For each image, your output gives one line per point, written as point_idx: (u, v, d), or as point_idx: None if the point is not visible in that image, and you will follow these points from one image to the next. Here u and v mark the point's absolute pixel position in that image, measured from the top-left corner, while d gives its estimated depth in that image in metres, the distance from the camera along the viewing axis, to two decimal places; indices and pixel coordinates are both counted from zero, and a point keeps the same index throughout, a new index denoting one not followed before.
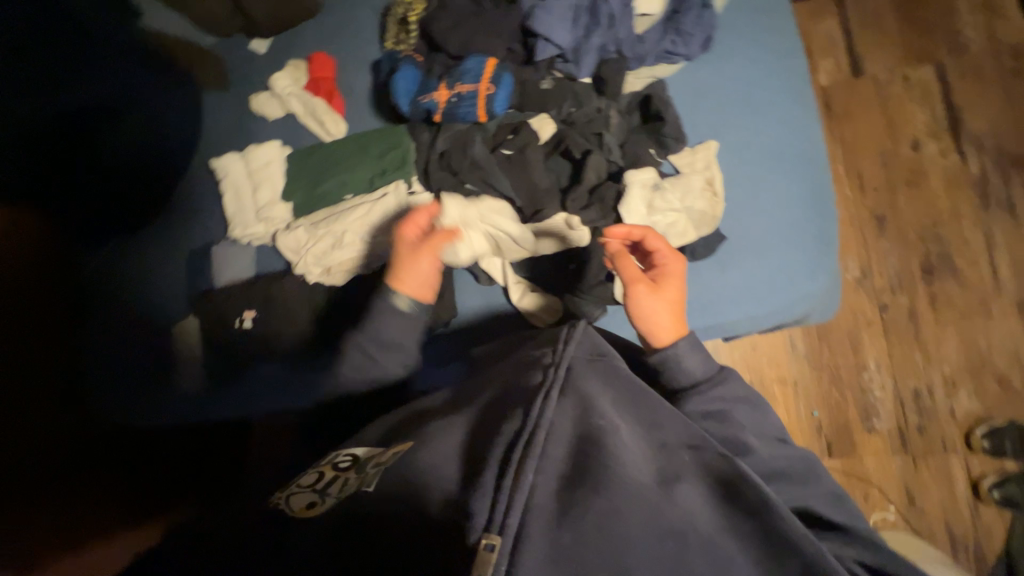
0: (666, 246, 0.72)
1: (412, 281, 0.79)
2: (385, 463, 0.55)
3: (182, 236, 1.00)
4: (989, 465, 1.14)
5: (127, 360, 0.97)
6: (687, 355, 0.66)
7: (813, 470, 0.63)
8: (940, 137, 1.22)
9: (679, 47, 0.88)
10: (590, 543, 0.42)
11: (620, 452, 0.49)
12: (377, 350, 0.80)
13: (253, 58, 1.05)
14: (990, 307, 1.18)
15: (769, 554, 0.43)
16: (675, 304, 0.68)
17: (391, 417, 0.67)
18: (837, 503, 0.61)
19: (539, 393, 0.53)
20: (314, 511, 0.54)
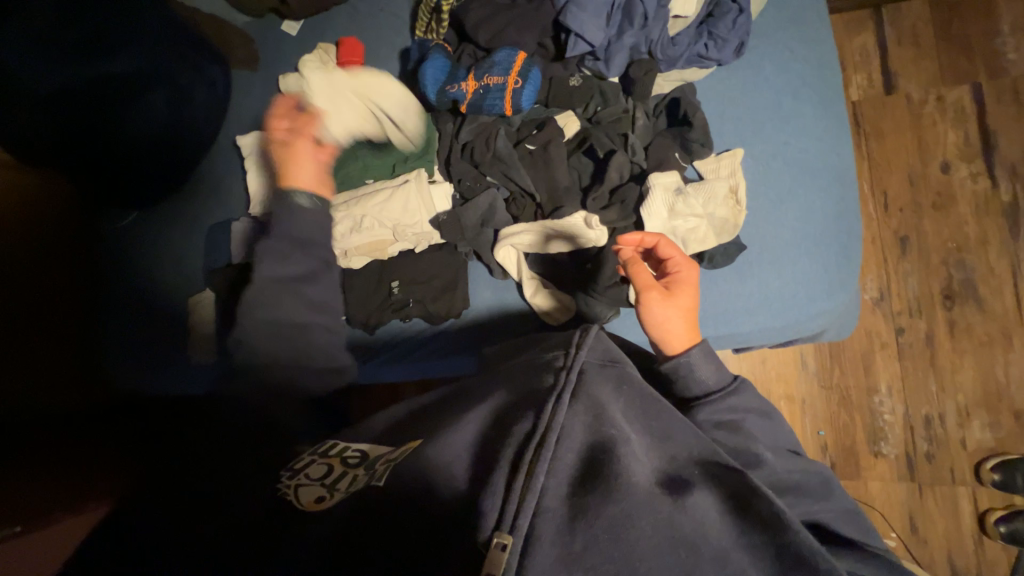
0: (679, 253, 0.71)
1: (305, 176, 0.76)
2: (394, 460, 0.55)
3: (207, 211, 1.04)
4: (999, 499, 1.11)
5: (147, 328, 1.01)
6: (700, 365, 0.64)
7: (826, 483, 0.62)
8: (972, 161, 1.19)
9: (712, 52, 0.87)
10: (601, 549, 0.42)
11: (632, 460, 0.48)
12: (279, 249, 0.72)
13: (285, 39, 1.07)
14: (1012, 338, 1.15)
15: (782, 570, 0.43)
16: (688, 312, 0.67)
17: (399, 406, 0.68)
18: (850, 519, 0.61)
19: (551, 397, 0.52)
20: (323, 505, 0.54)
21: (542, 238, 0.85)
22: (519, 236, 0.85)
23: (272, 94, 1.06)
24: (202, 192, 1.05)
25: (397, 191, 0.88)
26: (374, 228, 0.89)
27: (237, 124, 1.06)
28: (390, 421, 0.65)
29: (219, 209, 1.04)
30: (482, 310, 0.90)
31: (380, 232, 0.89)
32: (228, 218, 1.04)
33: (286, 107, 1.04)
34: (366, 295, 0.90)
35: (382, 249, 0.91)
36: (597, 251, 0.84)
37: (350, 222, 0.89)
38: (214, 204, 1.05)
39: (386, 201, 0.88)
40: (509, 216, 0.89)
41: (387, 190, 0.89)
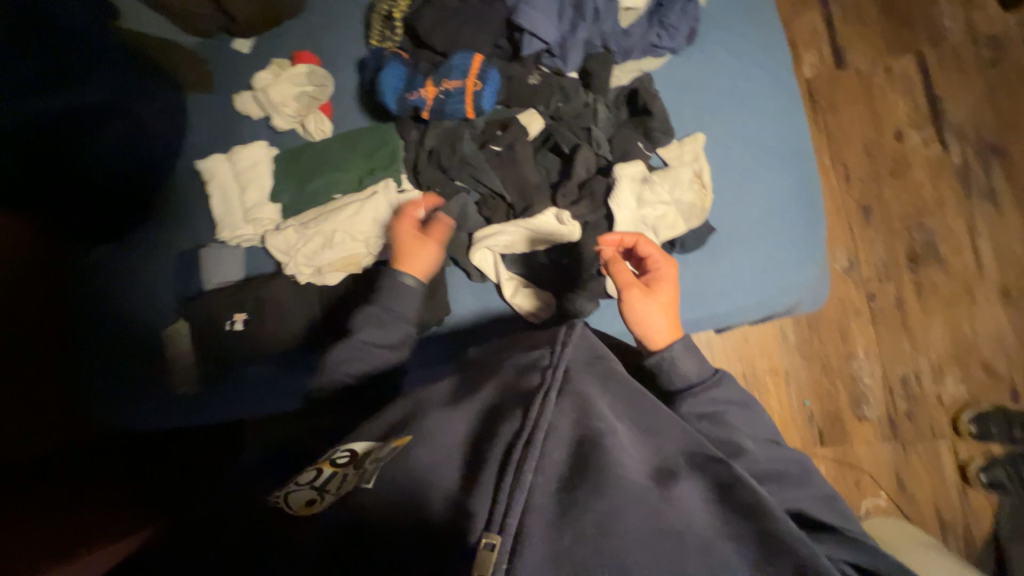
0: (660, 251, 0.72)
1: (416, 261, 0.82)
2: (382, 459, 0.54)
3: (172, 239, 1.01)
4: (977, 449, 1.16)
5: (118, 364, 0.98)
6: (683, 359, 0.65)
7: (807, 473, 0.63)
8: (922, 127, 1.24)
9: (665, 40, 0.88)
10: (590, 543, 0.42)
11: (618, 453, 0.49)
12: (378, 317, 0.79)
13: (237, 58, 1.04)
14: (974, 293, 1.20)
15: (766, 557, 0.43)
16: (669, 308, 0.68)
17: (388, 411, 0.65)
18: (828, 505, 0.61)
19: (537, 395, 0.53)
20: (314, 507, 0.54)
21: (521, 238, 0.85)
22: (507, 232, 0.84)
23: (230, 114, 1.03)
24: (165, 219, 1.02)
25: (366, 204, 0.88)
26: (346, 242, 0.88)
27: (196, 146, 1.03)
28: (381, 422, 0.63)
29: (185, 234, 1.01)
30: (464, 316, 0.89)
31: (353, 245, 0.89)
32: (195, 245, 1.00)
33: (246, 127, 1.02)
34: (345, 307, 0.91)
35: (356, 262, 0.90)
36: (573, 245, 0.85)
37: (321, 239, 0.89)
38: (178, 230, 1.01)
39: (356, 214, 0.88)
40: (481, 219, 0.89)
41: (356, 203, 0.89)
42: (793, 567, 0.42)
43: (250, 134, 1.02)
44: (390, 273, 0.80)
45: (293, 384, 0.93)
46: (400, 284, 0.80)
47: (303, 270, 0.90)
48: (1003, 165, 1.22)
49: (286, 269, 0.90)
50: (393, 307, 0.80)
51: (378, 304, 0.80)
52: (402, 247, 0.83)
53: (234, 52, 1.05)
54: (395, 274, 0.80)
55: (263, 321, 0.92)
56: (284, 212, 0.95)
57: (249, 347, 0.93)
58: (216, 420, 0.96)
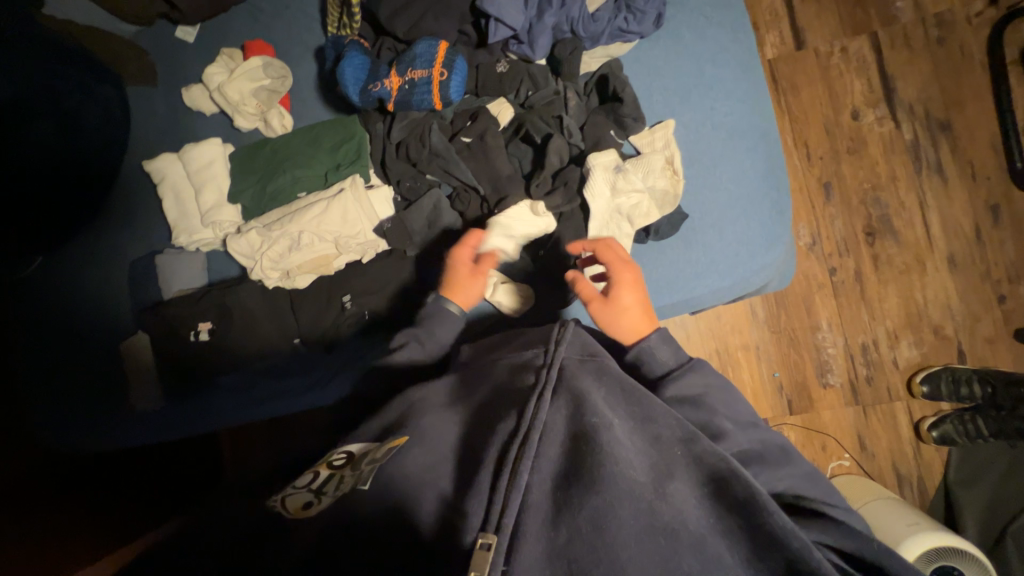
0: (616, 257, 0.74)
1: (466, 293, 0.79)
2: (379, 461, 0.54)
3: (125, 245, 0.95)
4: (929, 408, 1.25)
5: (78, 381, 0.93)
6: (659, 347, 0.68)
7: (786, 452, 0.65)
8: (876, 106, 1.29)
9: (633, 25, 0.86)
10: (584, 540, 0.43)
11: (614, 447, 0.48)
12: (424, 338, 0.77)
13: (182, 48, 0.97)
14: (925, 263, 1.28)
15: (755, 549, 0.45)
16: (635, 308, 0.71)
17: (375, 417, 0.64)
18: (809, 482, 0.63)
19: (532, 395, 0.54)
20: (310, 510, 0.52)
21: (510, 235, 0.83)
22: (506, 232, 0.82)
23: (178, 109, 0.96)
24: (116, 225, 0.95)
25: (333, 201, 0.84)
26: (315, 244, 0.84)
27: (144, 145, 0.96)
28: (374, 426, 0.63)
29: (138, 241, 0.95)
30: None
31: (322, 247, 0.84)
32: (151, 251, 0.94)
33: (198, 123, 0.95)
34: (317, 311, 0.89)
35: (327, 263, 0.87)
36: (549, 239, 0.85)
37: (287, 241, 0.84)
38: (132, 236, 0.95)
39: (324, 213, 0.84)
40: (455, 214, 0.87)
41: (322, 201, 0.84)
42: (783, 561, 0.43)
43: (202, 131, 0.95)
44: (437, 300, 0.78)
45: (265, 392, 0.90)
46: (444, 313, 0.78)
47: (270, 274, 0.86)
48: (950, 140, 1.29)
49: (252, 274, 0.86)
50: (434, 334, 0.77)
51: (418, 330, 0.78)
52: (454, 278, 0.79)
53: (178, 42, 0.97)
54: (441, 301, 0.78)
55: (232, 330, 0.88)
56: (246, 214, 0.90)
57: (222, 356, 0.89)
58: (181, 430, 0.91)
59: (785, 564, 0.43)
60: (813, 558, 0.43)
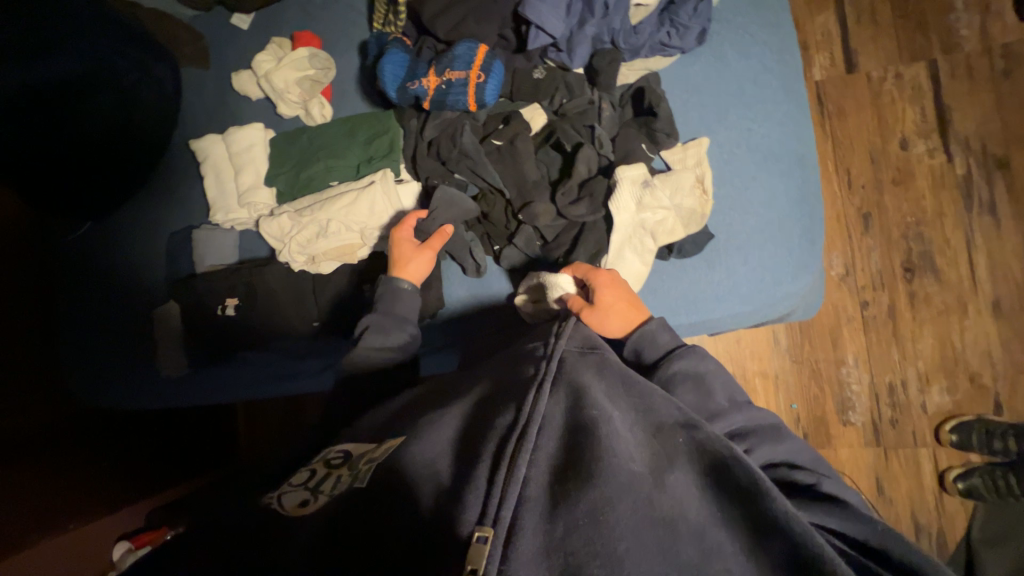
0: (583, 268, 0.78)
1: (416, 266, 0.82)
2: (377, 460, 0.56)
3: (167, 218, 1.00)
4: (957, 458, 1.18)
5: (112, 342, 0.99)
6: (660, 333, 0.69)
7: (780, 429, 0.65)
8: (928, 137, 1.23)
9: (674, 40, 0.85)
10: (582, 533, 0.43)
11: (613, 440, 0.49)
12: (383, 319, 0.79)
13: (236, 35, 1.01)
14: (967, 306, 1.21)
15: (756, 538, 0.45)
16: (619, 304, 0.73)
17: (387, 411, 0.67)
18: (807, 456, 0.63)
19: (532, 387, 0.54)
20: (305, 509, 0.53)
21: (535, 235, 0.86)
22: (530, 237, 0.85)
23: (226, 92, 1.00)
24: (162, 198, 1.01)
25: (363, 193, 0.86)
26: (342, 233, 0.87)
27: (193, 124, 1.01)
28: (376, 424, 0.65)
29: (179, 215, 1.00)
30: (457, 308, 0.92)
31: (348, 237, 0.87)
32: (188, 225, 0.99)
33: (243, 107, 1.00)
34: (337, 296, 0.92)
35: (351, 253, 0.89)
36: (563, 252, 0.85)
37: (315, 227, 0.87)
38: (174, 210, 1.00)
39: (352, 204, 0.86)
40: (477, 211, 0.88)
41: (353, 192, 0.87)
42: (786, 553, 0.43)
43: (247, 115, 0.99)
44: (388, 282, 0.81)
45: (285, 372, 0.95)
46: (398, 291, 0.81)
47: (297, 258, 0.89)
48: (1005, 179, 1.22)
49: (281, 256, 0.89)
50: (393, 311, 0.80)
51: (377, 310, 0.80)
52: (399, 252, 0.83)
53: (232, 28, 1.01)
54: (392, 283, 0.81)
55: (256, 308, 0.92)
56: (280, 198, 0.94)
57: (244, 332, 0.93)
58: (209, 394, 0.96)
59: (786, 552, 0.43)
60: (815, 544, 0.42)
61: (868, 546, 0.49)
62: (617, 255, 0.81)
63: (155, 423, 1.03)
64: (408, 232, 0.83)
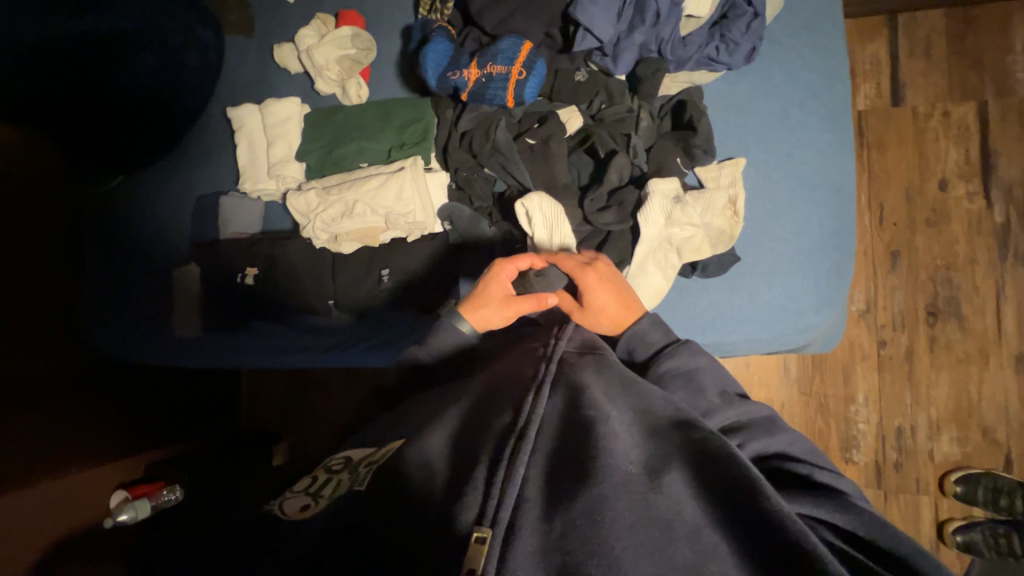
0: (575, 263, 0.75)
1: (484, 309, 0.74)
2: (376, 461, 0.57)
3: (195, 181, 1.01)
4: (959, 510, 1.16)
5: (128, 299, 1.01)
6: (650, 331, 0.67)
7: (774, 420, 0.62)
8: (969, 180, 1.19)
9: (722, 55, 0.83)
10: (579, 533, 0.43)
11: (610, 441, 0.49)
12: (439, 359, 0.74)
13: (280, 6, 1.01)
14: (988, 357, 1.18)
15: (748, 536, 0.43)
16: (609, 306, 0.71)
17: (376, 423, 0.67)
18: (801, 445, 0.61)
19: (531, 388, 0.54)
20: (307, 512, 0.53)
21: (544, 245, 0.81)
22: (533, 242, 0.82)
23: (265, 63, 1.01)
24: (191, 161, 1.02)
25: (391, 177, 0.86)
26: (366, 215, 0.87)
27: (228, 90, 1.01)
28: (376, 429, 0.65)
29: (206, 180, 1.01)
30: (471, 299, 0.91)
31: (372, 219, 0.87)
32: (216, 191, 1.00)
33: (281, 79, 1.00)
34: (355, 279, 0.92)
35: (373, 236, 0.89)
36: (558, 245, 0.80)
37: (341, 207, 0.87)
38: (202, 175, 1.01)
39: (379, 188, 0.86)
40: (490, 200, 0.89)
41: (382, 175, 0.87)
42: (777, 547, 0.42)
43: (284, 88, 1.00)
44: (450, 318, 0.74)
45: (292, 352, 0.95)
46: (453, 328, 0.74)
47: (320, 235, 0.90)
48: None
49: (304, 232, 0.90)
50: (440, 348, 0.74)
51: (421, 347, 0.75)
52: (479, 292, 0.75)
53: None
54: (454, 320, 0.74)
55: (274, 279, 0.93)
56: (309, 173, 0.95)
57: (262, 304, 0.95)
58: (218, 360, 0.97)
59: (777, 552, 0.41)
60: (810, 541, 0.41)
61: (860, 538, 0.49)
62: (640, 267, 0.80)
63: (164, 387, 1.05)
64: (505, 281, 0.75)
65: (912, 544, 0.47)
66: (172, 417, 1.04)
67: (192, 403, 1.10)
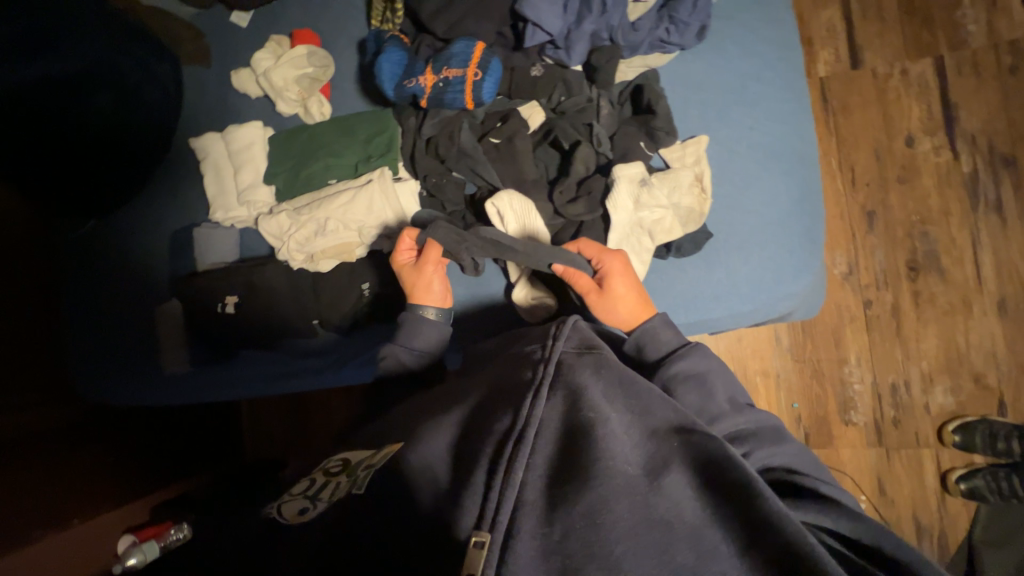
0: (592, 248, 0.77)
1: (420, 290, 0.80)
2: (376, 465, 0.56)
3: (169, 215, 1.01)
4: (960, 459, 1.17)
5: (111, 341, 0.99)
6: (661, 330, 0.70)
7: (779, 433, 0.64)
8: (934, 134, 1.21)
9: (674, 36, 0.84)
10: (579, 535, 0.43)
11: (610, 443, 0.48)
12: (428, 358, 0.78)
13: (235, 33, 1.01)
14: (972, 306, 1.20)
15: (750, 542, 0.43)
16: (628, 296, 0.74)
17: (381, 425, 0.67)
18: (804, 459, 0.63)
19: (529, 391, 0.54)
20: (304, 515, 0.54)
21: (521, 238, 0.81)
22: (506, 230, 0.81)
23: (227, 91, 1.01)
24: (163, 196, 1.01)
25: (360, 191, 0.86)
26: (340, 231, 0.87)
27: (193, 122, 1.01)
28: (376, 435, 0.65)
29: (180, 214, 1.01)
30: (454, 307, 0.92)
31: (346, 235, 0.87)
32: (190, 224, 0.99)
33: (243, 105, 1.00)
34: (336, 295, 0.92)
35: (349, 250, 0.89)
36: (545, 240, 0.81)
37: (314, 226, 0.87)
38: (176, 209, 1.01)
39: (350, 203, 0.86)
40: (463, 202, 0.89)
41: (350, 191, 0.87)
42: (775, 552, 0.41)
43: (247, 113, 1.00)
44: (412, 311, 0.80)
45: (275, 380, 0.94)
46: (421, 319, 0.79)
47: (296, 256, 0.89)
48: (1013, 176, 1.20)
49: (279, 254, 0.90)
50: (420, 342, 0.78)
51: (405, 348, 0.77)
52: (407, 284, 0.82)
53: (232, 26, 1.02)
54: (416, 309, 0.80)
55: (256, 303, 0.92)
56: (279, 196, 0.94)
57: (247, 329, 0.93)
58: (205, 393, 0.95)
59: (777, 555, 0.41)
60: (808, 542, 0.41)
61: (863, 544, 0.49)
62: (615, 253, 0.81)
63: (159, 427, 1.06)
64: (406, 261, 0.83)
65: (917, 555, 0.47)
66: (172, 453, 1.04)
67: (190, 438, 1.09)
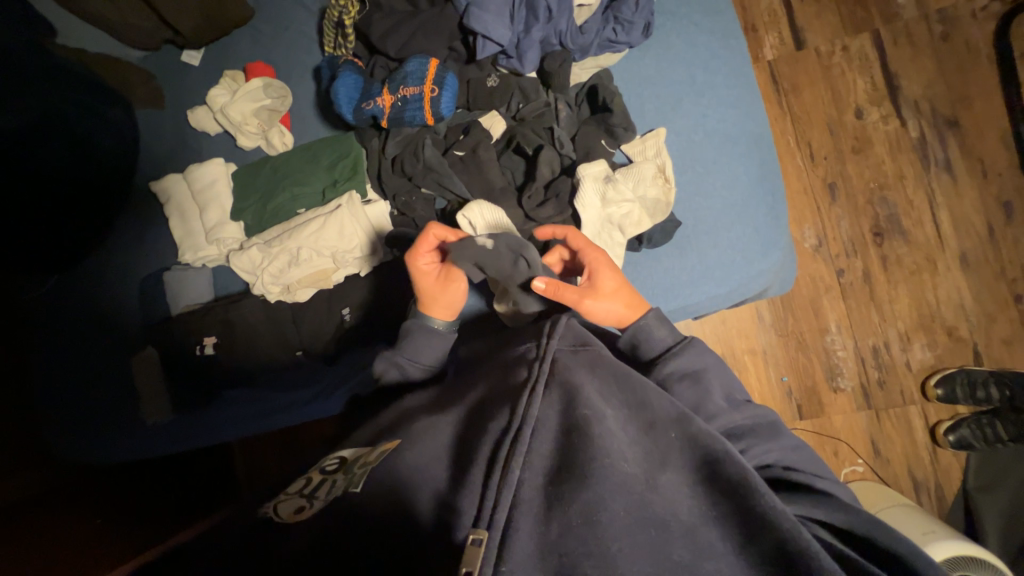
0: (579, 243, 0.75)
1: (443, 300, 0.78)
2: (370, 463, 0.55)
3: (137, 262, 0.99)
4: (945, 412, 1.21)
5: (84, 401, 0.96)
6: (656, 327, 0.69)
7: (778, 428, 0.65)
8: (881, 104, 1.27)
9: (621, 35, 0.87)
10: (577, 534, 0.43)
11: (608, 440, 0.49)
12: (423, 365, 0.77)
13: (187, 72, 1.01)
14: (937, 263, 1.25)
15: (746, 535, 0.45)
16: (620, 290, 0.71)
17: (371, 428, 0.66)
18: (800, 453, 0.64)
19: (526, 389, 0.54)
20: (302, 514, 0.52)
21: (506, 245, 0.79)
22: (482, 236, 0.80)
23: (184, 130, 1.00)
24: (128, 243, 0.99)
25: (330, 218, 0.86)
26: (313, 261, 0.86)
27: (153, 165, 1.00)
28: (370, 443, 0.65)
29: (148, 260, 0.98)
30: None
31: (321, 264, 0.87)
32: (161, 268, 0.98)
33: (203, 143, 0.99)
34: (319, 323, 0.92)
35: (325, 279, 0.89)
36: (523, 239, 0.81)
37: (287, 257, 0.86)
38: (144, 255, 0.99)
39: (320, 228, 0.85)
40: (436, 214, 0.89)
41: (320, 218, 0.86)
42: (774, 547, 0.43)
43: (208, 151, 0.99)
44: (421, 320, 0.78)
45: (255, 415, 0.91)
46: (429, 330, 0.78)
47: (271, 289, 0.89)
48: (957, 136, 1.26)
49: (254, 289, 0.89)
50: (417, 353, 0.77)
51: (404, 359, 0.77)
52: (425, 294, 0.78)
53: (184, 66, 1.01)
54: (424, 320, 0.78)
55: (236, 341, 0.91)
56: (248, 231, 0.93)
57: (229, 369, 0.92)
58: (191, 440, 0.93)
59: (773, 547, 0.43)
60: (803, 538, 0.42)
61: (853, 534, 0.51)
62: None
63: (149, 477, 1.03)
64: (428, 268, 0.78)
65: (907, 545, 0.49)
66: (163, 503, 1.01)
67: (184, 484, 1.06)
